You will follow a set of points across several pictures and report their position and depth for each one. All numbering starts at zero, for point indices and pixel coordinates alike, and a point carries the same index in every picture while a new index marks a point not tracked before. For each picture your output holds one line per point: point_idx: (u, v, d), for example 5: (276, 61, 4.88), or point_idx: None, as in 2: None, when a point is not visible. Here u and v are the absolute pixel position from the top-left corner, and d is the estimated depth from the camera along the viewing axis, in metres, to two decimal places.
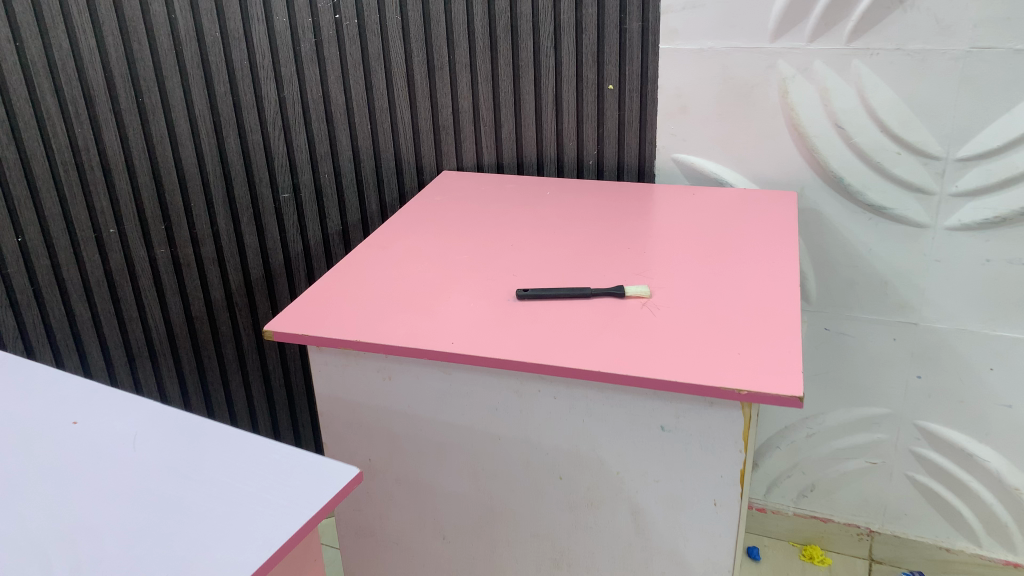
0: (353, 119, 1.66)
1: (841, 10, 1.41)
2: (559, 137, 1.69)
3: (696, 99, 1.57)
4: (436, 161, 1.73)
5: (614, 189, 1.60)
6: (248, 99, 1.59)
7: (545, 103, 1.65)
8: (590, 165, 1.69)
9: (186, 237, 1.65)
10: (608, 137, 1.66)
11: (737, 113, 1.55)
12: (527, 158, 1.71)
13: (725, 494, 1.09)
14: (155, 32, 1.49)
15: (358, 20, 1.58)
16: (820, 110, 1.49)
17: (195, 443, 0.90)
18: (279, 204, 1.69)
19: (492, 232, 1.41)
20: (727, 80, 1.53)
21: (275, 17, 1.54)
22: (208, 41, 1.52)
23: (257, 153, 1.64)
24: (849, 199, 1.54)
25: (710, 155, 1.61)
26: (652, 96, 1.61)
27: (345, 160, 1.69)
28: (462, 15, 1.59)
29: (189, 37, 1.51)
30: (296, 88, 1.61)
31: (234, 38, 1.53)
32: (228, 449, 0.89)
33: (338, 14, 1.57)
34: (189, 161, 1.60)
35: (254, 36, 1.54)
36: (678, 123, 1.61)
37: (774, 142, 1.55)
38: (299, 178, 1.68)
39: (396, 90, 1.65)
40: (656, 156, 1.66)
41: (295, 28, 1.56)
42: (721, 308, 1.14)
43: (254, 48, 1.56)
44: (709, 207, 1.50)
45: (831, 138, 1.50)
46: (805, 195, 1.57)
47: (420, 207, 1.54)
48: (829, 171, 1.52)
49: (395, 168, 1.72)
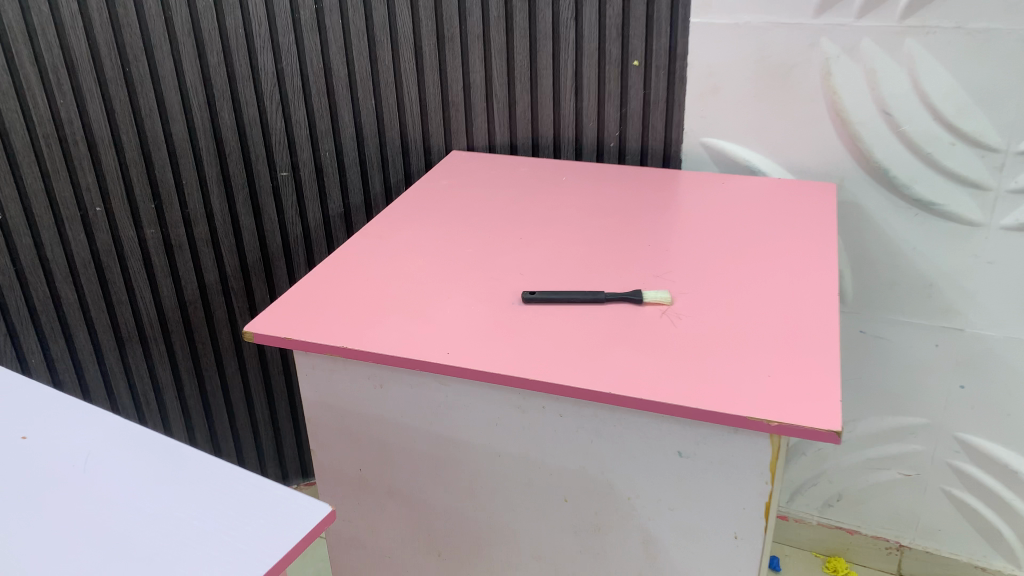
0: (357, 93, 1.54)
1: None
2: (578, 117, 1.56)
3: (728, 80, 1.44)
4: (445, 140, 1.61)
5: (635, 176, 1.47)
6: (244, 70, 1.48)
7: (564, 78, 1.53)
8: (611, 148, 1.57)
9: (178, 216, 1.56)
10: (631, 118, 1.53)
11: (773, 95, 1.42)
12: (543, 138, 1.59)
13: (748, 528, 0.98)
14: None
15: None
16: (865, 94, 1.35)
17: (152, 467, 0.81)
18: (276, 183, 1.59)
19: (500, 223, 1.30)
20: (764, 59, 1.40)
21: None
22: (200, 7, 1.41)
23: (253, 129, 1.53)
24: (894, 193, 1.40)
25: (742, 141, 1.48)
26: (681, 74, 1.47)
27: (347, 137, 1.58)
28: None
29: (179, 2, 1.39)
30: (296, 59, 1.49)
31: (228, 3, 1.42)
32: (187, 476, 0.80)
33: None
34: (180, 136, 1.50)
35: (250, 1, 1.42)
36: (707, 105, 1.48)
37: (813, 129, 1.42)
38: (298, 156, 1.58)
39: (404, 62, 1.53)
40: (682, 140, 1.53)
41: None
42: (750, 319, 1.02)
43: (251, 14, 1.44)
44: (738, 198, 1.37)
45: (876, 125, 1.37)
46: (844, 187, 1.44)
47: (424, 191, 1.43)
48: (873, 162, 1.39)
49: (401, 147, 1.60)
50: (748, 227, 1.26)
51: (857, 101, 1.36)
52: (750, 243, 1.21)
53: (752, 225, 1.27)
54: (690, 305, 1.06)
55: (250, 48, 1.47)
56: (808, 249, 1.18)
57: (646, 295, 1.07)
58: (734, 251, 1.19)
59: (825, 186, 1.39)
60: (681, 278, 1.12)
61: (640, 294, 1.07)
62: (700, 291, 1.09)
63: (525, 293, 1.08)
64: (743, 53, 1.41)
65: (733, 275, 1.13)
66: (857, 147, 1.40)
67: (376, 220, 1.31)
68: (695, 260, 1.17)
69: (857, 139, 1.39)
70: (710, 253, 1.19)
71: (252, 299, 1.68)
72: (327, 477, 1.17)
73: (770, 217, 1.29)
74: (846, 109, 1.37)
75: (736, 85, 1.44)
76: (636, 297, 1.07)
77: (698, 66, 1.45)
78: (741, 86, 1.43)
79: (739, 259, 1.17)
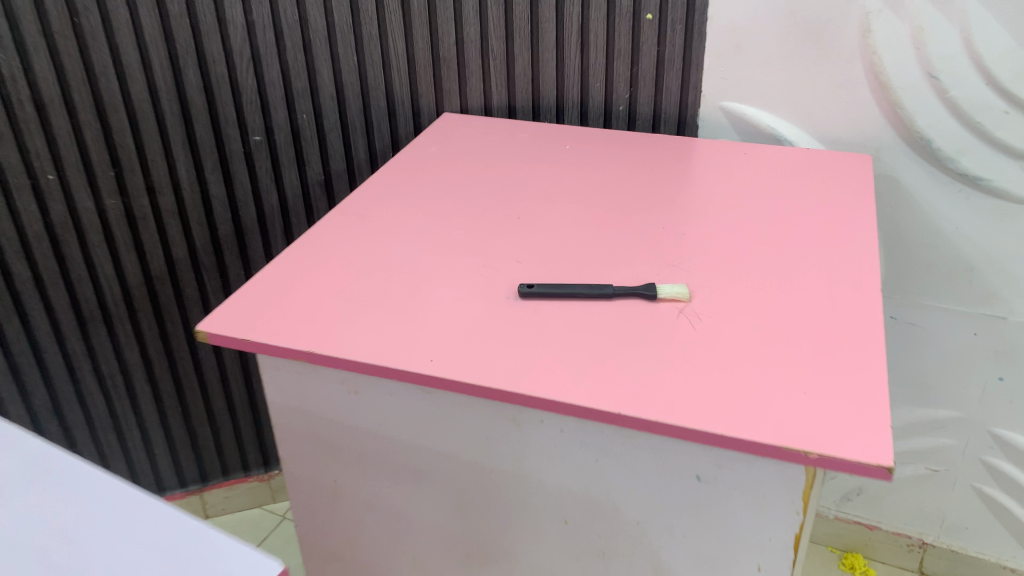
0: (337, 48, 1.38)
1: None
2: (584, 76, 1.40)
3: (754, 36, 1.28)
4: (435, 102, 1.45)
5: (646, 144, 1.33)
6: (209, 22, 1.31)
7: (567, 33, 1.36)
8: (620, 112, 1.42)
9: (140, 185, 1.42)
10: (643, 79, 1.38)
11: (801, 55, 1.26)
12: (545, 100, 1.43)
13: (774, 560, 0.86)
14: None
15: None
16: (909, 54, 1.20)
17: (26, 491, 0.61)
18: (249, 149, 1.44)
19: (495, 200, 1.16)
20: (795, 13, 1.23)
21: None
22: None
23: (221, 88, 1.37)
24: (936, 166, 1.26)
25: (766, 105, 1.33)
26: (699, 30, 1.32)
27: (326, 98, 1.42)
28: None
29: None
30: (267, 9, 1.33)
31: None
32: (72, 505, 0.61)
33: None
34: (139, 96, 1.34)
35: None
36: (727, 65, 1.32)
37: (846, 93, 1.26)
38: (273, 119, 1.42)
39: (389, 13, 1.36)
40: (699, 104, 1.38)
41: None
42: (779, 320, 0.89)
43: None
44: (761, 171, 1.22)
45: (920, 90, 1.21)
46: (878, 158, 1.29)
47: (411, 161, 1.28)
48: (914, 131, 1.24)
49: (386, 110, 1.45)
50: (774, 206, 1.12)
51: (898, 61, 1.21)
52: (777, 226, 1.07)
53: (779, 203, 1.13)
54: (711, 302, 0.93)
55: None
56: (844, 235, 1.03)
57: (661, 290, 0.93)
58: (759, 236, 1.05)
59: (860, 159, 1.24)
60: (700, 269, 0.98)
61: (654, 289, 0.93)
62: (721, 285, 0.95)
63: (521, 286, 0.95)
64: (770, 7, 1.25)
65: (758, 265, 0.99)
66: (896, 114, 1.24)
67: (356, 194, 1.17)
68: (715, 247, 1.03)
69: (897, 104, 1.23)
70: (732, 238, 1.05)
71: (225, 275, 1.55)
72: (299, 486, 1.05)
73: (798, 194, 1.14)
74: (884, 71, 1.22)
75: (760, 42, 1.28)
76: (649, 293, 0.93)
77: (718, 20, 1.29)
78: (765, 43, 1.28)
79: (765, 246, 1.03)
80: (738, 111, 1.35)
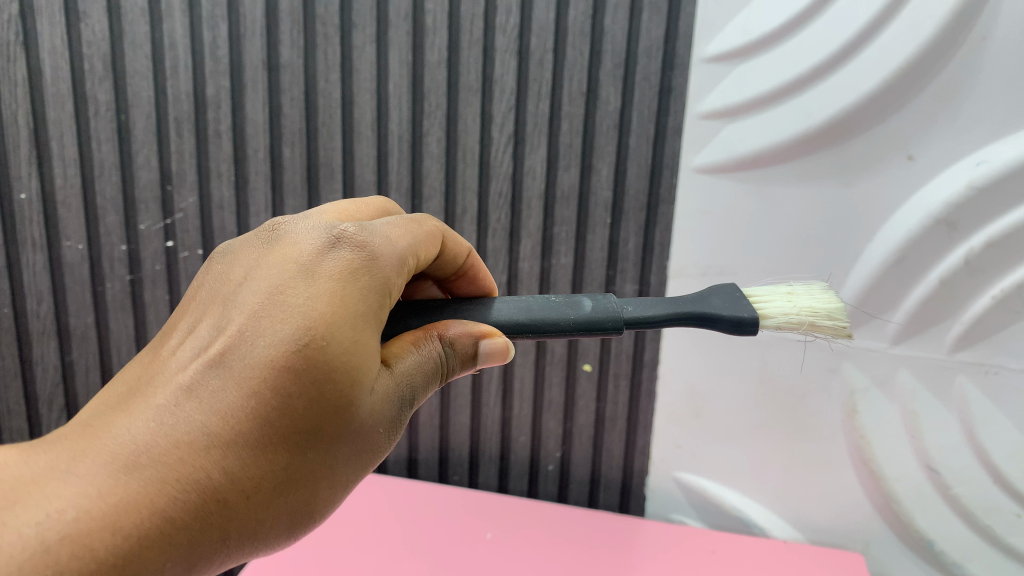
0: (391, 174, 0.77)
1: (917, 272, 0.67)
2: (539, 362, 0.81)
3: (876, 393, 0.70)
4: (446, 400, 0.84)
5: (584, 545, 0.73)
6: (69, 170, 0.80)
7: (782, 49, 0.66)
8: (580, 481, 0.83)
9: (90, 334, 0.85)
10: (560, 244, 0.77)
11: (973, 214, 0.64)
12: (456, 440, 0.85)
13: None
14: (75, 278, 0.83)
15: (314, 112, 0.77)
16: (952, 447, 0.69)
17: None
18: (103, 307, 0.84)
19: (406, 548, 0.72)
20: (899, 386, 0.70)
21: (167, 150, 0.79)
22: (90, 110, 0.78)
23: (120, 262, 0.82)
24: (984, 546, 0.70)
25: (742, 540, 0.73)
26: (667, 189, 0.73)
27: (169, 244, 0.81)
28: (342, 112, 0.76)
29: (100, 69, 0.77)
30: (192, 200, 0.80)
31: (171, 77, 0.77)
32: None
33: (315, 137, 0.77)
34: (75, 285, 0.83)
35: (126, 25, 0.76)
36: (683, 387, 0.78)
37: (926, 517, 0.71)
38: (104, 287, 0.83)
39: (456, 162, 0.76)
40: (659, 358, 0.78)
41: (206, 154, 0.79)
42: None
43: (135, 104, 0.78)
44: (738, 549, 0.72)
45: (927, 507, 0.71)
46: (958, 565, 0.71)
47: (376, 535, 0.73)
48: (928, 545, 0.71)
49: (406, 461, 0.87)
50: None
51: (946, 384, 0.68)
52: None
53: None
54: None
55: (97, 160, 0.80)
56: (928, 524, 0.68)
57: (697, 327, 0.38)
58: None
59: (935, 507, 0.70)
60: None
61: (749, 307, 0.47)
62: None
63: None
64: (912, 78, 0.63)
65: None
66: (1011, 536, 0.68)
67: None
68: None
69: (1009, 489, 0.68)
70: None
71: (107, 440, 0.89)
72: None
73: None
74: (958, 402, 0.68)
75: (817, 113, 0.66)
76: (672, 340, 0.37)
77: (729, 139, 0.70)
78: (929, 112, 0.63)
79: None
80: (733, 507, 0.78)
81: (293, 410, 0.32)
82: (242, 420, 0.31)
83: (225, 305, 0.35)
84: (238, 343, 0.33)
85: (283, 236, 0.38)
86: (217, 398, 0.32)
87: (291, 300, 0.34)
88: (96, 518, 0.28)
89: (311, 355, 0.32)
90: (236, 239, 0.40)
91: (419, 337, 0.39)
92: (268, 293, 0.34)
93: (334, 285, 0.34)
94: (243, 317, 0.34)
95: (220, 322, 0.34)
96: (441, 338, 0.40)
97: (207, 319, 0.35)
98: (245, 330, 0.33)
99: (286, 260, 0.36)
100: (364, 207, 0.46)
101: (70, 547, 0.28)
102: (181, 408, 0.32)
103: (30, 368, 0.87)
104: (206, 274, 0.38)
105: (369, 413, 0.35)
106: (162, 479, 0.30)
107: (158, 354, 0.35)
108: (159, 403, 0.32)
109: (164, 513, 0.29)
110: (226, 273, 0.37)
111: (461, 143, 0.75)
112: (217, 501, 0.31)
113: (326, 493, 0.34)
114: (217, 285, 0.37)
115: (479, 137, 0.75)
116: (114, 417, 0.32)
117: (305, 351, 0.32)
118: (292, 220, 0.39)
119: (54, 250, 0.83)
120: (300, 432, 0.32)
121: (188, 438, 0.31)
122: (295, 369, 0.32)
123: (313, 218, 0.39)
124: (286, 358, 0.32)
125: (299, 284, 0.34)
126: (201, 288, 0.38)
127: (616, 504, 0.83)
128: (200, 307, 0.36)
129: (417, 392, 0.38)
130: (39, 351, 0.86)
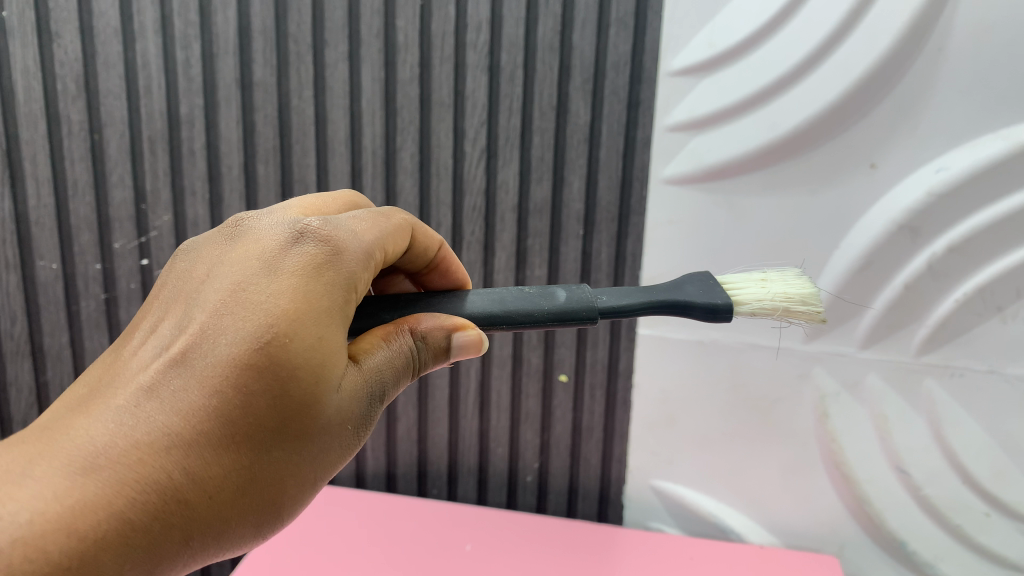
0: (365, 190, 0.76)
1: (884, 277, 0.67)
2: (516, 373, 0.81)
3: (846, 397, 0.71)
4: (424, 415, 0.83)
5: (561, 556, 0.72)
6: (42, 191, 0.78)
7: (747, 61, 0.67)
8: (559, 492, 0.83)
9: (62, 353, 0.83)
10: (534, 256, 0.76)
11: (936, 219, 0.64)
12: (434, 454, 0.84)
13: None
14: (49, 297, 0.81)
15: (286, 130, 0.75)
16: (921, 448, 0.69)
17: None
18: (77, 326, 0.82)
19: (381, 562, 0.70)
20: (869, 389, 0.70)
21: (142, 168, 0.77)
22: (63, 130, 0.77)
23: (94, 280, 0.80)
24: (954, 547, 0.70)
25: (719, 547, 0.73)
26: (638, 201, 0.73)
27: (143, 262, 0.80)
28: (313, 130, 0.75)
29: (73, 89, 0.76)
30: (167, 217, 0.78)
31: (144, 96, 0.76)
32: None
33: (287, 155, 0.76)
34: (48, 304, 0.81)
35: (99, 45, 0.74)
36: (657, 395, 0.77)
37: (899, 518, 0.71)
38: (78, 306, 0.82)
39: (429, 176, 0.75)
40: (633, 366, 0.78)
41: (180, 171, 0.77)
42: None
43: (109, 123, 0.76)
44: (716, 555, 0.71)
45: (898, 507, 0.71)
46: (930, 566, 0.71)
47: (352, 550, 0.72)
48: (902, 546, 0.71)
49: (385, 476, 0.86)
50: None
51: (913, 387, 0.69)
52: None
53: None
54: None
55: (70, 179, 0.78)
56: None
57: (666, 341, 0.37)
58: None
59: (906, 509, 0.71)
60: None
61: (722, 293, 0.47)
62: None
63: None
64: (876, 87, 0.63)
65: None
66: (981, 535, 0.69)
67: None
68: None
69: (976, 488, 0.68)
70: None
71: None
72: None
73: None
74: (926, 404, 0.69)
75: (782, 123, 0.66)
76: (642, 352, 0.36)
77: (696, 151, 0.70)
78: (893, 121, 0.64)
79: None
80: (710, 514, 0.78)
81: (255, 409, 0.31)
82: (203, 420, 0.31)
83: (187, 303, 0.34)
84: (199, 342, 0.32)
85: (248, 232, 0.37)
86: (177, 399, 0.31)
87: (253, 298, 0.33)
88: (51, 521, 0.27)
89: (273, 351, 0.31)
90: (199, 236, 0.39)
91: (388, 331, 0.38)
92: (229, 290, 0.33)
93: (299, 282, 0.34)
94: (205, 315, 0.33)
95: (182, 321, 0.34)
96: (413, 332, 0.39)
97: (168, 319, 0.34)
98: (207, 327, 0.32)
99: (249, 257, 0.35)
100: (331, 201, 0.45)
101: (22, 550, 0.26)
102: (141, 409, 0.31)
103: (4, 389, 0.84)
104: (170, 271, 0.37)
105: (336, 411, 0.34)
106: (120, 480, 0.29)
107: (119, 354, 0.34)
108: (119, 403, 0.31)
109: (122, 514, 0.28)
110: (190, 270, 0.36)
111: (434, 158, 0.75)
112: (179, 502, 0.30)
113: (292, 493, 0.33)
114: (180, 283, 0.36)
115: (451, 151, 0.74)
116: (73, 419, 0.31)
117: (268, 348, 0.31)
118: (258, 216, 0.38)
119: (27, 271, 0.81)
120: (263, 431, 0.31)
121: (147, 438, 0.30)
122: (257, 366, 0.31)
123: (280, 214, 0.38)
124: (248, 356, 0.31)
125: (264, 281, 0.34)
126: (163, 286, 0.37)
127: (595, 515, 0.83)
128: (163, 306, 0.36)
129: (386, 389, 0.37)
130: (12, 371, 0.84)
